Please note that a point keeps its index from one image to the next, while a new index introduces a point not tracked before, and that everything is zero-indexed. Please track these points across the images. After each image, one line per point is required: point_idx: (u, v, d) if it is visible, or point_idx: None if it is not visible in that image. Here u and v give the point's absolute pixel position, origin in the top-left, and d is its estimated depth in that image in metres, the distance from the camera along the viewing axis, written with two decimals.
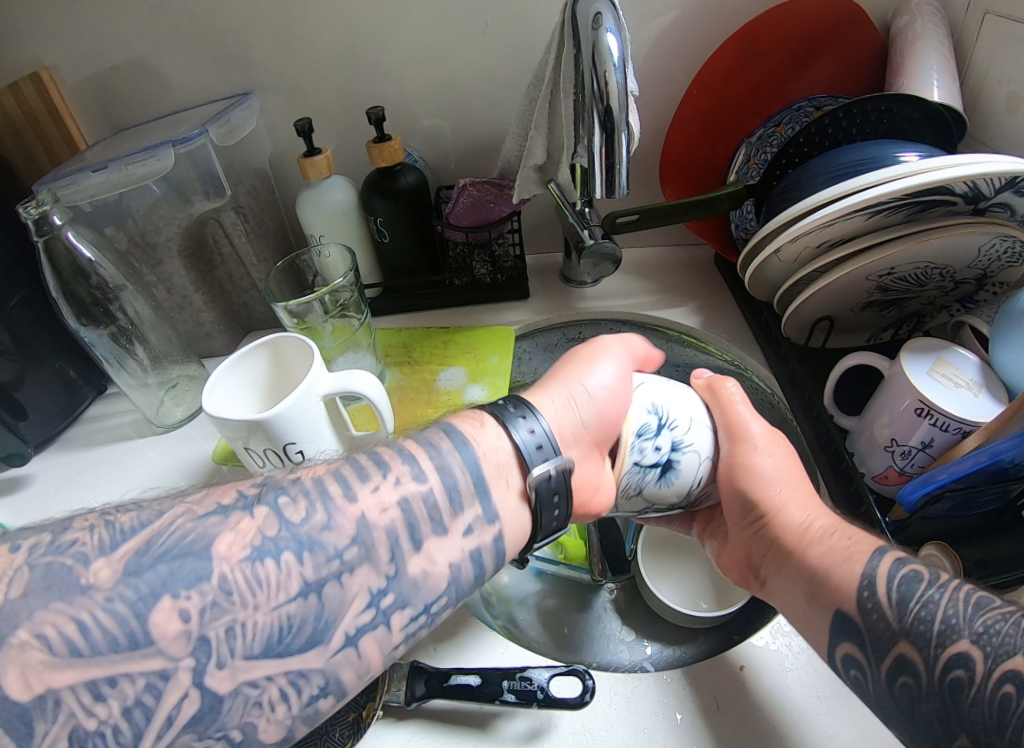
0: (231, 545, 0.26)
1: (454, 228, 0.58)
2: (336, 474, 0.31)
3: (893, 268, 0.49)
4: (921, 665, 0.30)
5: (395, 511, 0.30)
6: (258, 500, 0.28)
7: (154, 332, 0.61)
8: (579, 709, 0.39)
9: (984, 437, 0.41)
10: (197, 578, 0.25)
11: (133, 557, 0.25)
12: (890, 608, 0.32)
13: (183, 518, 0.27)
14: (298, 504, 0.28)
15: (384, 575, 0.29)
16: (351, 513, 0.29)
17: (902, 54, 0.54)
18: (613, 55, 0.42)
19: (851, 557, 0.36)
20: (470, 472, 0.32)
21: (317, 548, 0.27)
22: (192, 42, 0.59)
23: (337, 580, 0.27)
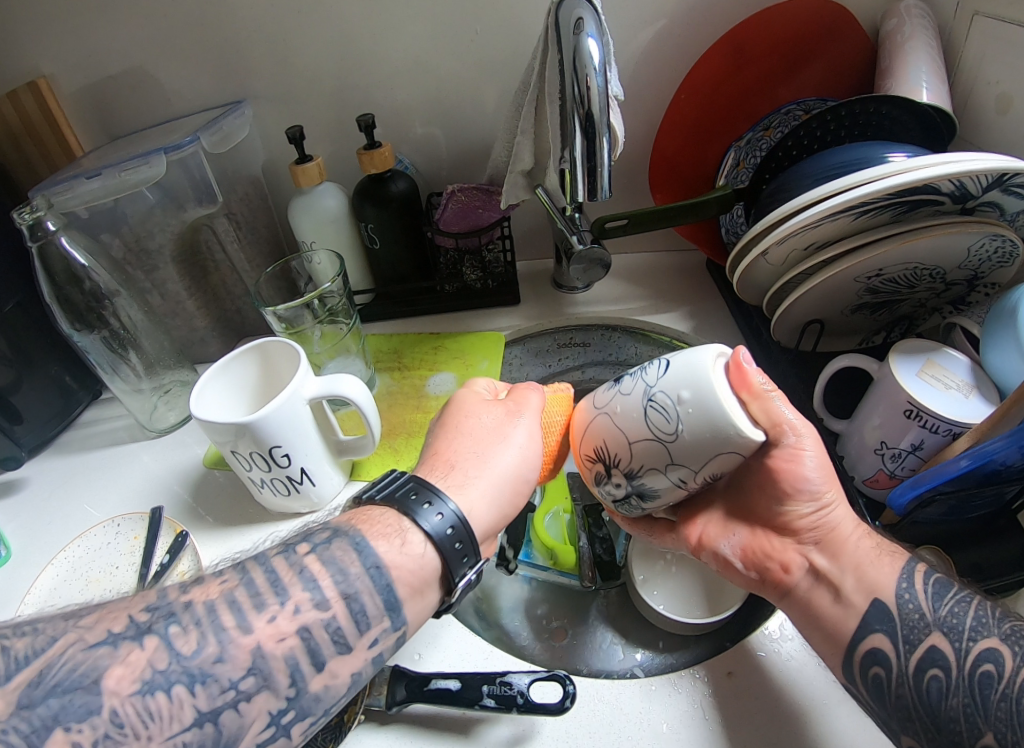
0: (121, 679, 0.26)
1: (444, 234, 0.58)
2: (229, 599, 0.30)
3: (882, 269, 0.48)
4: (953, 655, 0.33)
5: (294, 638, 0.30)
6: (148, 627, 0.28)
7: (148, 338, 0.61)
8: (560, 715, 0.38)
9: (975, 437, 0.41)
10: (88, 712, 0.25)
11: (25, 688, 0.25)
12: (926, 600, 0.35)
13: (74, 647, 0.27)
14: (189, 634, 0.29)
15: (285, 697, 0.29)
16: (246, 644, 0.29)
17: (891, 56, 0.54)
18: (594, 59, 0.42)
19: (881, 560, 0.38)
20: (380, 595, 0.33)
21: (210, 679, 0.28)
22: (187, 53, 0.60)
23: (235, 707, 0.28)
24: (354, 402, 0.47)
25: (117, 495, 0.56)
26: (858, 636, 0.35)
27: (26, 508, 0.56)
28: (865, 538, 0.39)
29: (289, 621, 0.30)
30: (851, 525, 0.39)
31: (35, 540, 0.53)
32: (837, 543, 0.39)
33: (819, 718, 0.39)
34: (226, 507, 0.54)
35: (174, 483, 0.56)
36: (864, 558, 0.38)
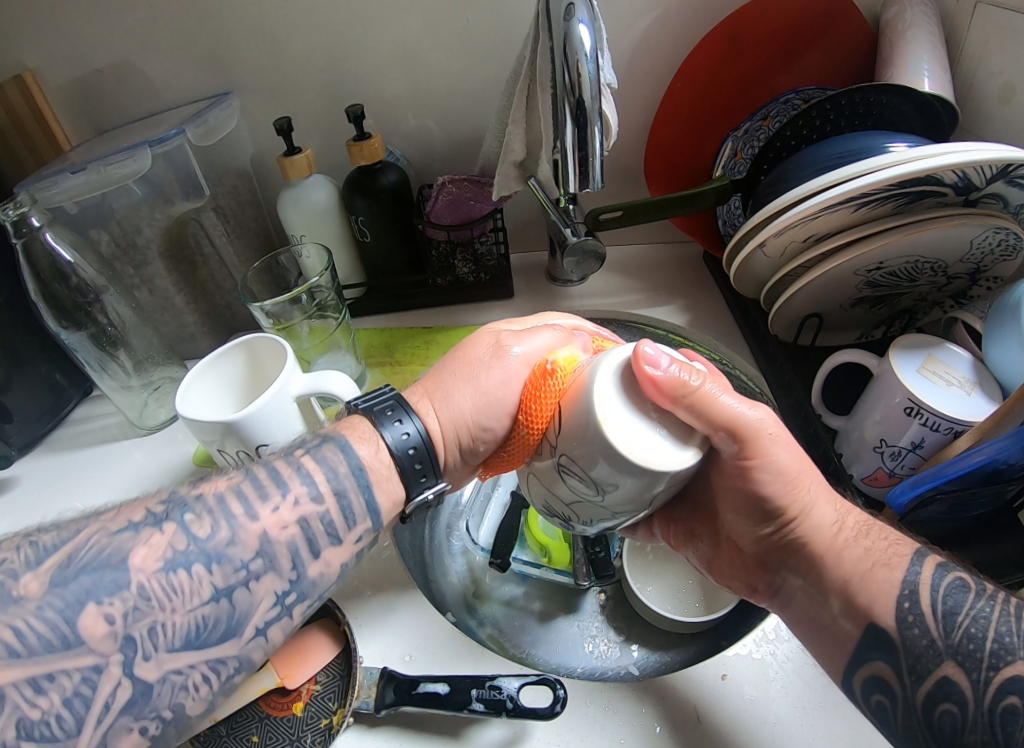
0: (144, 558, 0.26)
1: (435, 227, 0.57)
2: (237, 490, 0.30)
3: (882, 262, 0.47)
4: (969, 689, 0.29)
5: (295, 527, 0.30)
6: (167, 516, 0.29)
7: (136, 335, 0.60)
8: (549, 720, 0.37)
9: (976, 436, 0.40)
10: (115, 587, 0.25)
11: (58, 569, 0.25)
12: (935, 624, 0.31)
13: (97, 534, 0.27)
14: (203, 519, 0.29)
15: (288, 579, 0.30)
16: (253, 529, 0.29)
17: (891, 44, 0.53)
18: (586, 46, 0.40)
19: (890, 561, 0.34)
20: (365, 495, 0.33)
21: (224, 558, 0.28)
22: (174, 44, 0.59)
23: (246, 586, 0.28)
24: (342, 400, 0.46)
25: (107, 494, 0.55)
26: (856, 659, 0.33)
27: (15, 508, 0.56)
28: (867, 545, 0.35)
29: (290, 511, 0.30)
30: (834, 523, 0.36)
31: None
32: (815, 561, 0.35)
33: (816, 721, 0.39)
34: None
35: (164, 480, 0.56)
36: (857, 576, 0.34)
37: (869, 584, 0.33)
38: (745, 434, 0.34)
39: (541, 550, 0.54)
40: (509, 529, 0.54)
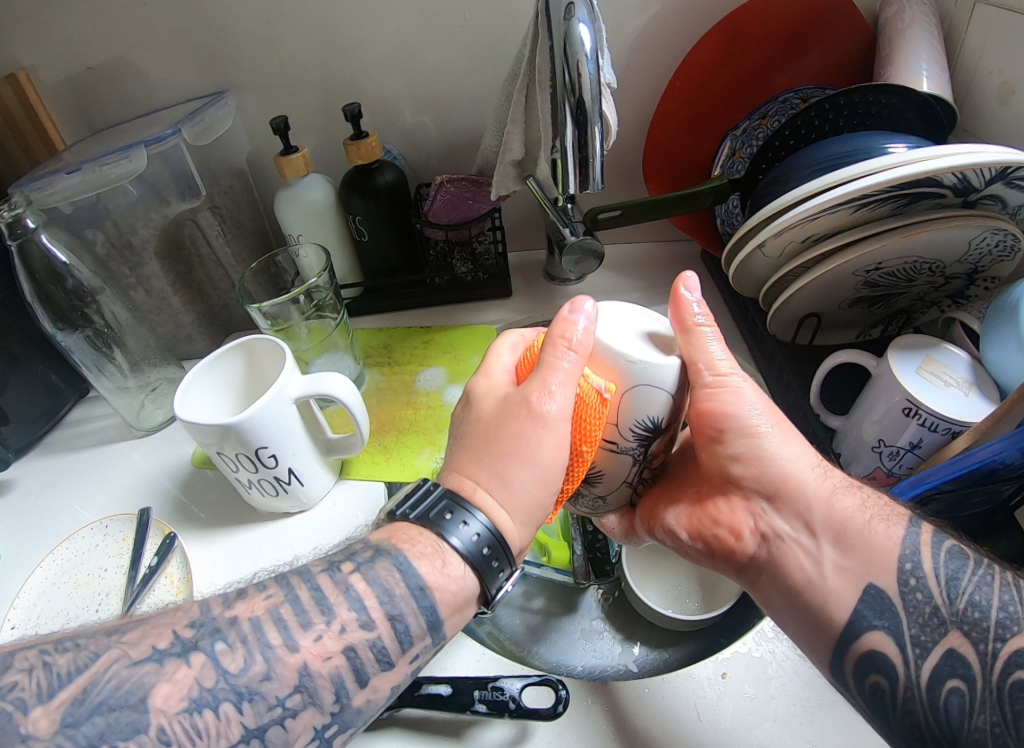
0: (167, 698, 0.25)
1: (433, 227, 0.57)
2: (275, 615, 0.29)
3: (881, 263, 0.47)
4: (976, 661, 0.30)
5: (339, 657, 0.29)
6: (194, 645, 0.27)
7: (132, 336, 0.60)
8: (551, 720, 0.38)
9: (973, 437, 0.40)
10: (132, 732, 0.24)
11: (71, 706, 0.24)
12: (939, 593, 0.33)
13: (118, 663, 0.25)
14: (236, 651, 0.27)
15: (328, 711, 0.28)
16: (292, 661, 0.28)
17: (890, 43, 0.53)
18: (586, 46, 0.40)
19: (889, 516, 0.36)
20: (423, 617, 0.31)
21: (257, 696, 0.26)
22: (168, 41, 0.58)
23: (281, 723, 0.27)
24: (341, 401, 0.46)
25: (105, 497, 0.55)
26: (852, 631, 0.33)
27: (13, 511, 0.55)
28: (854, 501, 0.37)
29: (335, 639, 0.29)
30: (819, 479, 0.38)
31: (21, 543, 0.53)
32: (805, 506, 0.37)
33: (814, 720, 0.39)
34: (216, 506, 0.53)
35: (163, 481, 0.56)
36: (854, 525, 0.35)
37: (869, 540, 0.35)
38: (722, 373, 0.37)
39: (540, 549, 0.55)
40: None
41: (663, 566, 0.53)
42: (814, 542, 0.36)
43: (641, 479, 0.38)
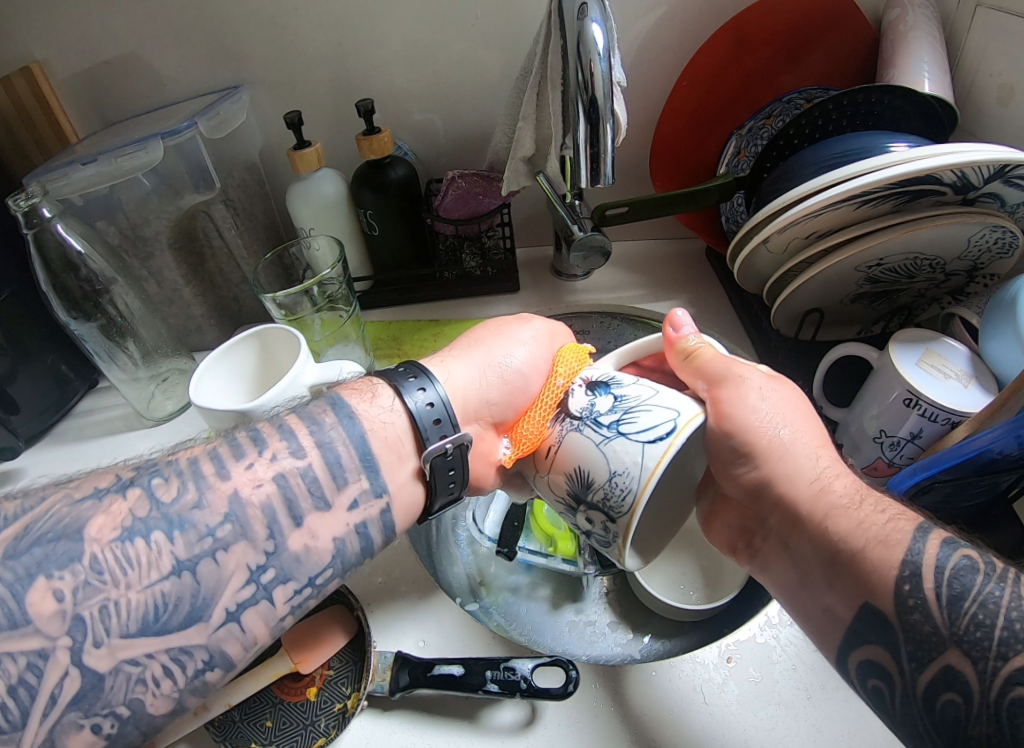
0: (101, 528, 0.27)
1: (444, 221, 0.56)
2: (212, 454, 0.31)
3: (882, 258, 0.49)
4: (974, 679, 0.25)
5: (271, 486, 0.30)
6: (131, 482, 0.29)
7: (144, 326, 0.61)
8: (561, 700, 0.38)
9: (973, 426, 0.42)
10: (69, 559, 0.26)
11: (10, 542, 0.26)
12: (938, 607, 0.27)
13: (60, 504, 0.27)
14: (170, 483, 0.29)
15: (263, 551, 0.29)
16: (222, 490, 0.29)
17: (893, 46, 0.55)
18: (598, 46, 0.41)
19: (889, 536, 0.30)
20: (355, 447, 0.33)
21: (187, 526, 0.28)
22: (184, 38, 0.59)
23: (213, 558, 0.28)
24: (355, 389, 0.48)
25: None
26: (851, 644, 0.30)
27: None
28: (867, 512, 0.31)
29: (266, 467, 0.31)
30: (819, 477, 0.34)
31: None
32: (800, 517, 0.33)
33: (820, 703, 0.40)
34: None
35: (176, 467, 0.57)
36: (850, 538, 0.31)
37: (875, 543, 0.30)
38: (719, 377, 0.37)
39: (546, 539, 0.55)
40: (515, 518, 0.55)
41: (670, 555, 0.54)
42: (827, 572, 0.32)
43: (619, 461, 0.33)
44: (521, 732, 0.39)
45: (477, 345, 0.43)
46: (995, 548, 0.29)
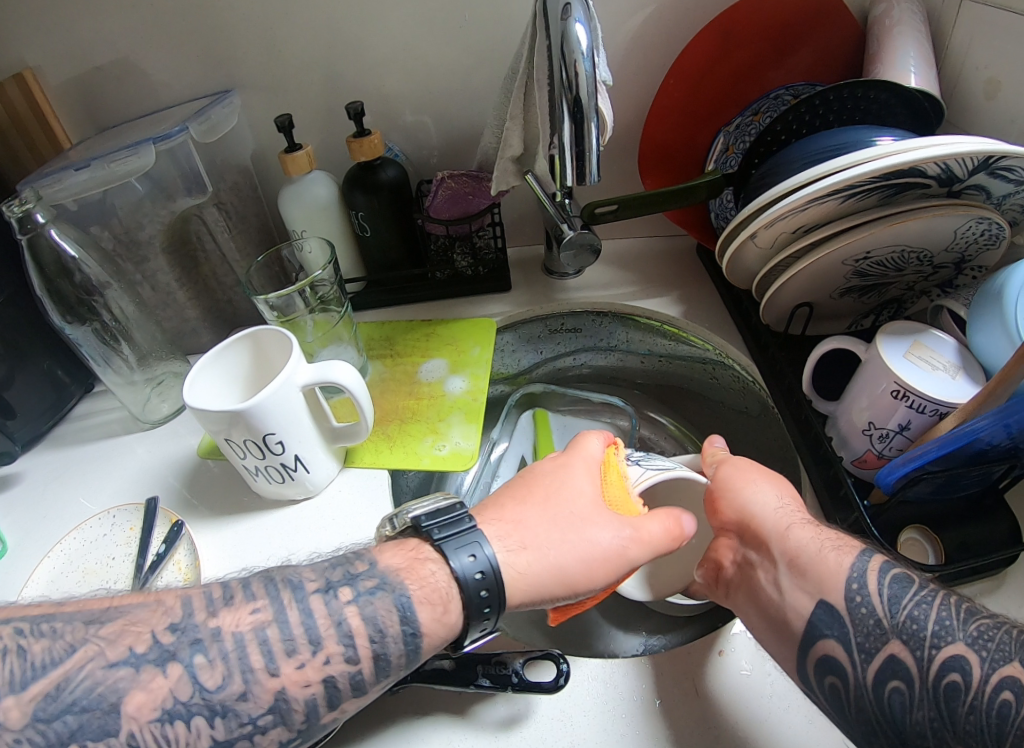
0: (139, 706, 0.27)
1: (435, 222, 0.55)
2: (260, 637, 0.30)
3: (870, 252, 0.49)
4: (914, 665, 0.33)
5: (317, 685, 0.31)
6: (174, 654, 0.29)
7: (140, 330, 0.61)
8: (554, 694, 0.40)
9: (961, 416, 0.42)
10: (101, 734, 0.26)
11: (42, 700, 0.26)
12: (882, 605, 0.35)
13: (93, 662, 0.27)
14: (215, 667, 0.29)
15: (295, 729, 0.31)
16: (271, 684, 0.30)
17: (880, 41, 0.55)
18: (581, 45, 0.42)
19: (839, 550, 0.39)
20: (403, 650, 0.33)
21: (229, 713, 0.29)
22: (177, 44, 0.60)
23: (247, 739, 0.29)
24: (347, 389, 0.48)
25: (113, 488, 0.56)
26: (808, 640, 0.37)
27: (21, 504, 0.56)
28: (823, 536, 0.40)
29: (316, 669, 0.31)
30: (786, 515, 0.42)
31: (32, 535, 0.53)
32: (766, 538, 0.41)
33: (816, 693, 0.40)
34: (220, 493, 0.54)
35: (175, 467, 0.57)
36: (806, 554, 0.39)
37: (822, 564, 0.38)
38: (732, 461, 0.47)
39: None
40: None
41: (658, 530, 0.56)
42: (790, 583, 0.39)
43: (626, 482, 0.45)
44: (513, 728, 0.39)
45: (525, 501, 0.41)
46: (913, 592, 0.36)
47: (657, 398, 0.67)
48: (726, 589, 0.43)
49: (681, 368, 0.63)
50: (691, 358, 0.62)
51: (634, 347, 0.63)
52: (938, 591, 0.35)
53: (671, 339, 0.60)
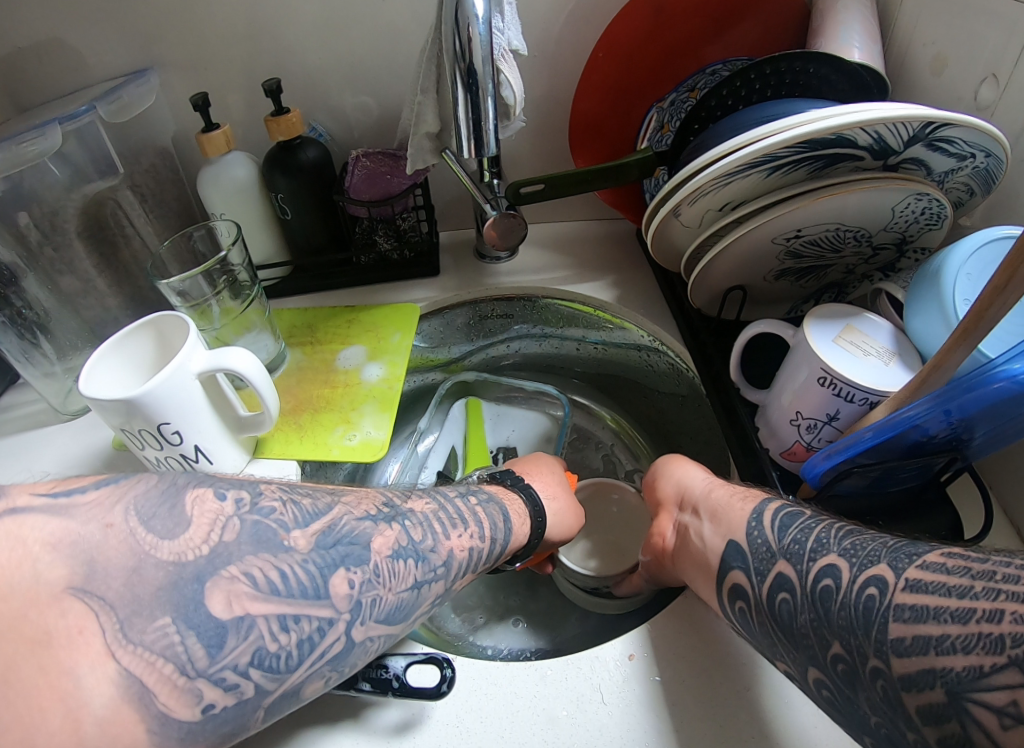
0: (381, 544, 0.34)
1: (353, 203, 0.53)
2: (438, 516, 0.39)
3: (801, 229, 0.46)
4: (795, 578, 0.33)
5: (468, 553, 0.39)
6: (393, 517, 0.37)
7: (57, 321, 0.58)
8: (436, 700, 0.38)
9: (892, 405, 0.39)
10: (360, 561, 0.33)
11: (320, 535, 0.32)
12: (772, 531, 0.35)
13: (348, 516, 0.34)
14: (418, 528, 0.37)
15: (446, 590, 0.38)
16: (446, 545, 0.38)
17: (823, 15, 0.52)
18: (476, 9, 0.39)
19: (746, 498, 0.39)
20: (505, 540, 0.43)
21: (426, 559, 0.36)
22: (96, 21, 0.57)
23: (429, 586, 0.36)
24: (249, 378, 0.46)
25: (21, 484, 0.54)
26: (720, 573, 0.36)
27: None
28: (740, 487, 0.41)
29: (468, 539, 0.40)
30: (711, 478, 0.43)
31: None
32: (696, 498, 0.42)
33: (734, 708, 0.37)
34: None
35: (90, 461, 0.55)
36: (725, 502, 0.39)
37: (731, 511, 0.38)
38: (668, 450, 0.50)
39: None
40: None
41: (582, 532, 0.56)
42: (710, 535, 0.39)
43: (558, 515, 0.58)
44: (402, 735, 0.37)
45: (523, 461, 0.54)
46: (799, 520, 0.35)
47: (596, 388, 0.65)
48: (670, 559, 0.42)
49: (617, 356, 0.61)
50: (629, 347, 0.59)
51: (571, 334, 0.60)
52: (830, 519, 0.34)
53: (604, 327, 0.58)
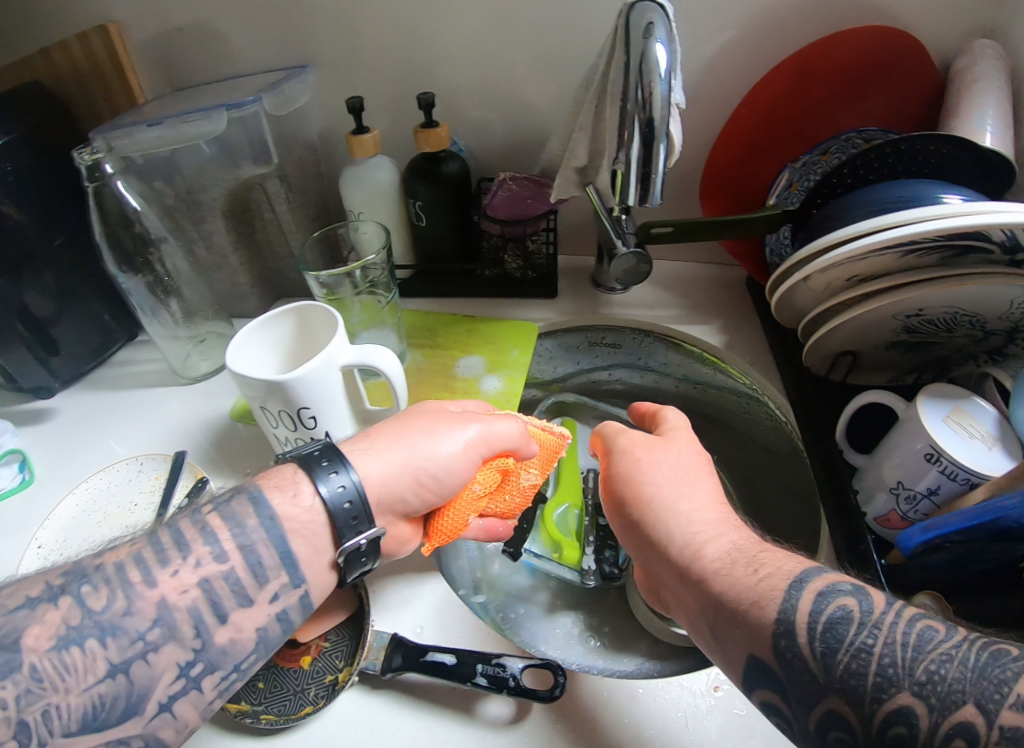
0: (36, 638, 0.29)
1: (489, 220, 0.56)
2: (136, 559, 0.32)
3: (922, 309, 0.48)
4: (858, 721, 0.26)
5: (197, 591, 0.32)
6: (62, 591, 0.30)
7: (189, 288, 0.62)
8: (548, 703, 0.39)
9: (993, 489, 0.41)
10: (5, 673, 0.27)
11: None
12: (814, 660, 0.28)
13: None
14: (98, 592, 0.30)
15: (192, 649, 0.31)
16: (152, 597, 0.31)
17: (959, 95, 0.54)
18: (660, 67, 0.42)
19: (762, 599, 0.30)
20: (276, 548, 0.34)
21: (119, 632, 0.30)
22: (256, 15, 0.60)
23: (146, 658, 0.30)
24: (385, 376, 0.49)
25: (142, 437, 0.58)
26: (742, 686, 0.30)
27: (56, 438, 0.60)
28: (742, 572, 0.32)
29: (191, 576, 0.32)
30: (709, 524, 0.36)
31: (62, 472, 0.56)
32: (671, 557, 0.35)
33: None
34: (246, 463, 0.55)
35: (208, 427, 0.58)
36: (746, 594, 0.31)
37: (716, 583, 0.32)
38: (654, 445, 0.43)
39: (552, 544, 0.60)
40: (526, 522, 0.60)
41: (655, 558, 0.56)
42: (680, 587, 0.34)
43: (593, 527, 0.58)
44: (511, 728, 0.39)
45: (407, 431, 0.41)
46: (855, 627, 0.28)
47: (687, 424, 0.66)
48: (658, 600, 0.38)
49: (716, 397, 0.62)
50: (728, 392, 0.61)
51: (671, 370, 0.63)
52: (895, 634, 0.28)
53: (707, 368, 0.60)
